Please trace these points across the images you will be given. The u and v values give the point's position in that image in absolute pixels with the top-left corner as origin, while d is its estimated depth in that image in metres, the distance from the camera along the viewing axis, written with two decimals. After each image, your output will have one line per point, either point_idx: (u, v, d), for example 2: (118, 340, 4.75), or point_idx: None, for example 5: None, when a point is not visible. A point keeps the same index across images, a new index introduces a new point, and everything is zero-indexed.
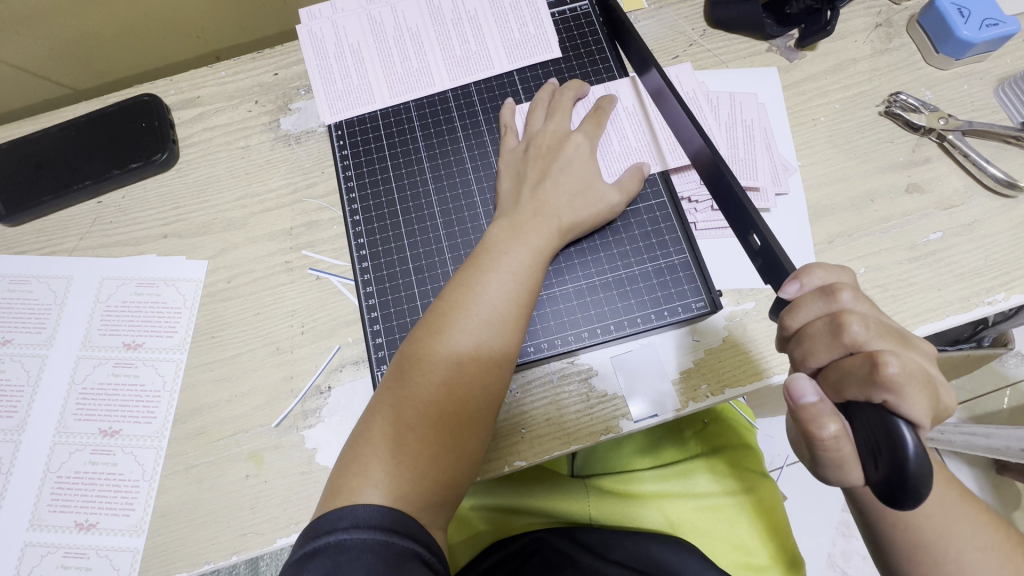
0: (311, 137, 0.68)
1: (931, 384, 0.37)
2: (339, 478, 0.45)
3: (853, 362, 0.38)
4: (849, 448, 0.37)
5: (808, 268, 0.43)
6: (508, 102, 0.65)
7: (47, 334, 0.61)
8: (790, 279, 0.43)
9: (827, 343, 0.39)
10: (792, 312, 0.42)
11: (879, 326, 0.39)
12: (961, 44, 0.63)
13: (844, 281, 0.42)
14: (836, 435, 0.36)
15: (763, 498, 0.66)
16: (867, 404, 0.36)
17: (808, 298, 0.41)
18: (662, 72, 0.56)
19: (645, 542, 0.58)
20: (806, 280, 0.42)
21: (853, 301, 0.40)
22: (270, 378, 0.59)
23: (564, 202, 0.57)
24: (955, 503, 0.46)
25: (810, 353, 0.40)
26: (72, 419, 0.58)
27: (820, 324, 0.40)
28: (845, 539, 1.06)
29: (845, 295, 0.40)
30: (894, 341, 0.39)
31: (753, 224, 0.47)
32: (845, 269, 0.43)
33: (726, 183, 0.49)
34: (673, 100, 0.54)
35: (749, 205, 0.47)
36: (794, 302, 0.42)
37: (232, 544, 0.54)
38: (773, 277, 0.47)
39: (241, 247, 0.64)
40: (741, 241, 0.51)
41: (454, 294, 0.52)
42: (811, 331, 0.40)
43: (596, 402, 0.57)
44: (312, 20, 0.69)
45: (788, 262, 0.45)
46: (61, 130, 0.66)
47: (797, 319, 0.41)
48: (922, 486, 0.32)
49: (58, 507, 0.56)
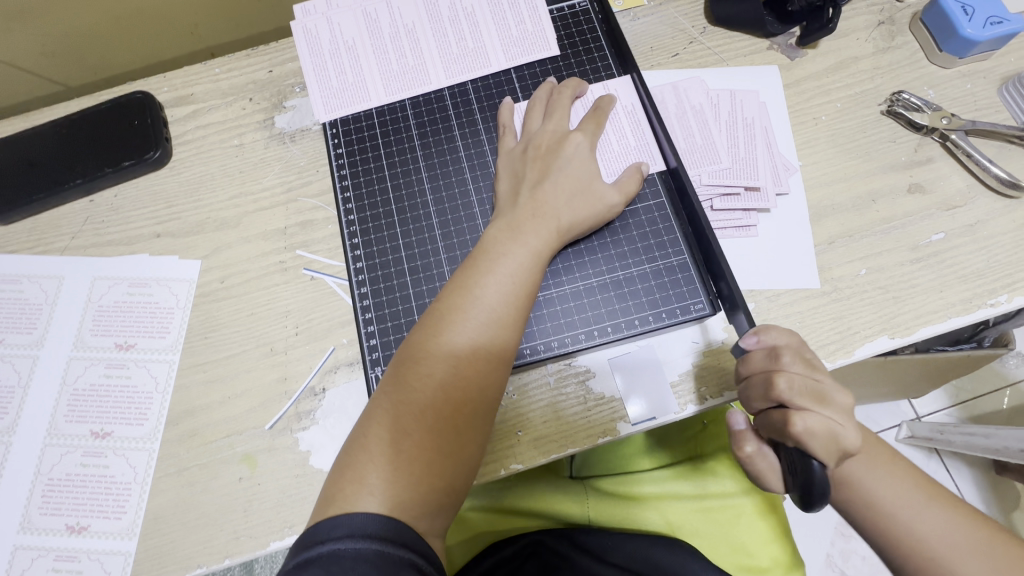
0: (305, 135, 0.67)
1: (843, 441, 0.42)
2: (334, 485, 0.45)
3: (774, 415, 0.44)
4: (767, 465, 0.46)
5: (765, 326, 0.47)
6: (506, 102, 0.64)
7: (38, 334, 0.60)
8: (749, 333, 0.47)
9: (762, 394, 0.45)
10: (743, 361, 0.47)
11: (807, 385, 0.43)
12: (964, 42, 0.62)
13: (794, 342, 0.47)
14: (752, 453, 0.47)
15: (765, 497, 0.65)
16: (783, 447, 0.43)
17: (755, 353, 0.46)
18: (642, 87, 0.63)
19: (645, 545, 0.57)
20: (762, 335, 0.47)
21: (792, 362, 0.44)
22: (264, 379, 0.58)
23: (562, 203, 0.56)
24: (925, 502, 0.47)
25: (750, 399, 0.46)
26: (63, 421, 0.57)
27: (760, 377, 0.45)
28: (844, 540, 1.06)
29: (785, 357, 0.44)
30: (818, 399, 0.43)
31: (722, 275, 0.56)
32: (791, 332, 0.47)
33: (688, 199, 0.58)
34: (655, 129, 0.61)
35: (719, 253, 0.55)
36: (747, 354, 0.47)
37: (225, 547, 0.54)
38: (734, 311, 0.55)
39: (235, 247, 0.63)
40: (706, 284, 0.59)
41: (451, 297, 0.51)
42: (753, 381, 0.46)
43: (594, 405, 0.56)
44: (307, 17, 0.68)
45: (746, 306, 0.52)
46: (53, 127, 0.65)
47: (747, 368, 0.47)
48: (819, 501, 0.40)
49: (50, 510, 0.55)
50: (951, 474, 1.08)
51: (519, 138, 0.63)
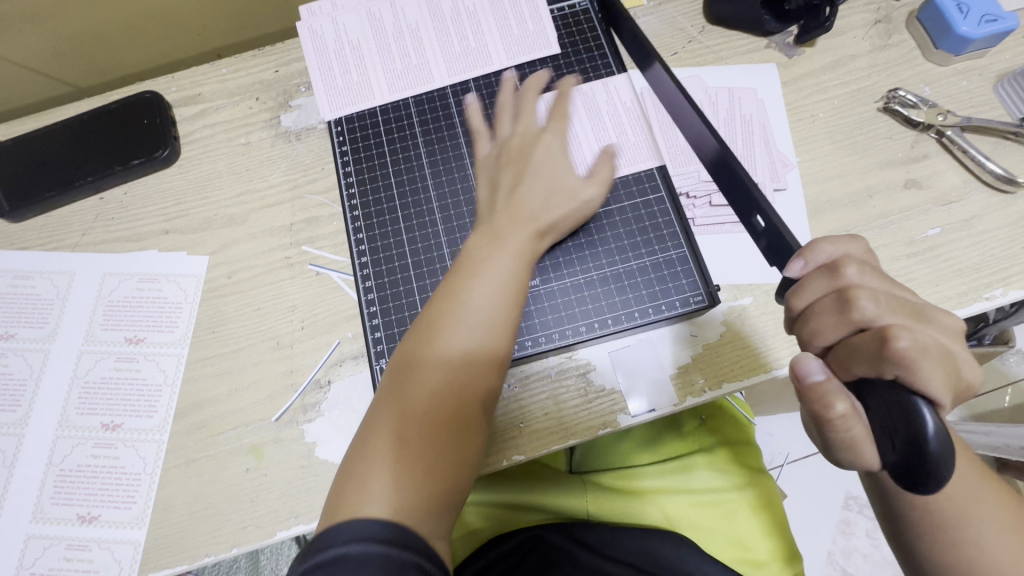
0: (311, 133, 0.68)
1: (943, 359, 0.37)
2: (338, 495, 0.46)
3: (863, 338, 0.38)
4: (859, 429, 0.36)
5: (813, 244, 0.43)
6: (471, 102, 0.66)
7: (50, 328, 0.62)
8: (795, 257, 0.43)
9: (835, 320, 0.39)
10: (798, 292, 0.42)
11: (889, 300, 0.39)
12: (959, 40, 0.63)
13: (851, 254, 0.42)
14: (845, 413, 0.36)
15: (762, 492, 0.67)
16: (879, 379, 0.36)
17: (812, 277, 0.41)
18: (666, 66, 0.55)
19: (644, 539, 0.58)
20: (811, 256, 0.42)
21: (859, 275, 0.40)
22: (271, 372, 0.59)
23: (539, 203, 0.57)
24: (970, 485, 0.46)
25: (818, 332, 0.40)
26: (75, 413, 0.59)
27: (826, 301, 0.40)
28: (845, 537, 1.06)
29: (849, 271, 0.40)
30: (906, 314, 0.38)
31: (756, 205, 0.48)
32: (854, 240, 0.43)
33: (731, 172, 0.49)
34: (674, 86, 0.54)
35: (753, 185, 0.47)
36: (800, 281, 0.42)
37: (232, 537, 0.55)
38: (779, 255, 0.47)
39: (242, 243, 0.64)
40: (744, 224, 0.51)
41: (440, 304, 0.52)
42: (819, 309, 0.40)
43: (594, 397, 0.57)
44: (312, 17, 0.69)
45: (795, 239, 0.45)
46: (64, 127, 0.66)
47: (804, 298, 0.42)
48: (942, 470, 0.31)
49: (61, 500, 0.56)
50: None
51: (492, 143, 0.64)
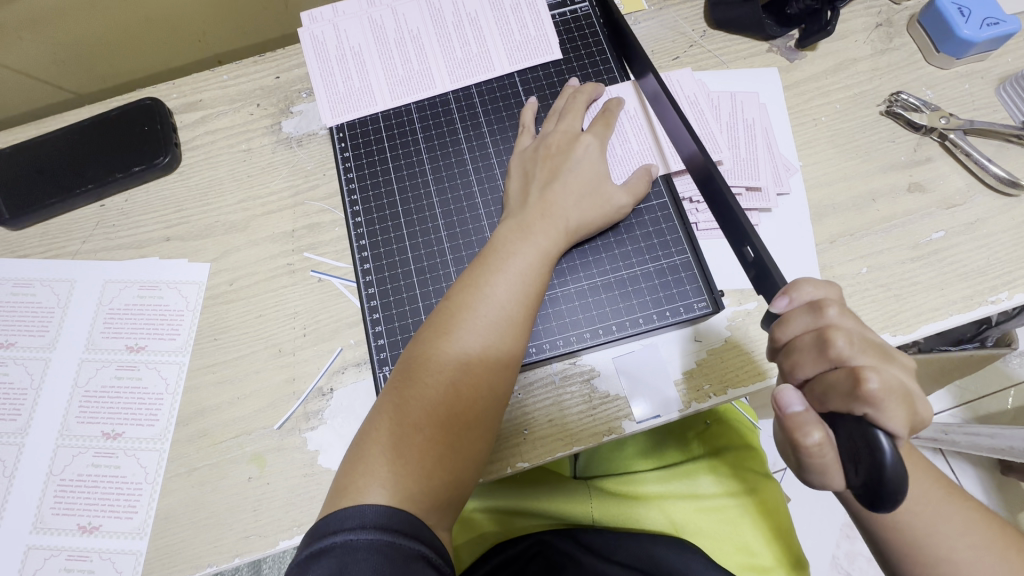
0: (312, 139, 0.68)
1: (914, 404, 0.37)
2: (346, 476, 0.45)
3: (836, 376, 0.38)
4: (832, 455, 0.37)
5: (798, 283, 0.43)
6: (532, 102, 0.66)
7: (51, 336, 0.61)
8: (779, 294, 0.44)
9: (814, 357, 0.39)
10: (782, 325, 0.42)
11: (864, 340, 0.39)
12: (961, 43, 0.63)
13: (834, 297, 0.42)
14: (820, 443, 0.37)
15: (766, 499, 0.65)
16: (847, 415, 0.37)
17: (796, 313, 0.42)
18: (659, 77, 0.59)
19: (649, 544, 0.57)
20: (795, 295, 0.43)
21: (840, 316, 0.40)
22: (272, 380, 0.59)
23: (571, 204, 0.57)
24: (939, 501, 0.47)
25: (797, 365, 0.40)
26: (75, 422, 0.58)
27: (807, 338, 0.40)
28: (849, 540, 1.06)
29: (832, 311, 0.40)
30: (878, 354, 0.38)
31: (746, 237, 0.50)
32: (832, 284, 0.43)
33: (714, 185, 0.52)
34: (667, 103, 0.57)
35: (741, 217, 0.50)
36: (783, 316, 0.42)
37: (234, 546, 0.54)
38: (765, 285, 0.49)
39: (243, 250, 0.64)
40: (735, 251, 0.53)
41: (462, 293, 0.52)
42: (799, 344, 0.41)
43: (599, 403, 0.57)
44: (313, 24, 0.69)
45: (780, 277, 0.47)
46: (64, 134, 0.66)
47: (787, 331, 0.42)
48: (899, 490, 0.33)
49: (62, 510, 0.55)
50: (956, 473, 1.08)
51: (535, 138, 0.64)
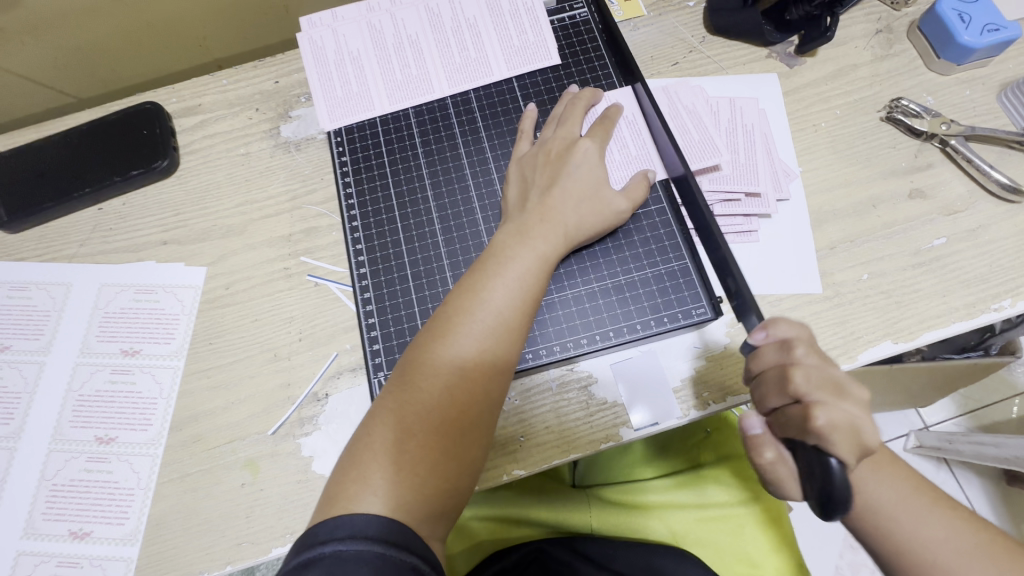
0: (310, 144, 0.68)
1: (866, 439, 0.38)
2: (338, 483, 0.45)
3: (793, 411, 0.40)
4: (786, 471, 0.43)
5: (774, 319, 0.44)
6: (529, 108, 0.65)
7: (46, 340, 0.61)
8: (757, 327, 0.44)
9: (776, 391, 0.41)
10: (754, 358, 0.43)
11: (823, 379, 0.40)
12: (962, 49, 0.63)
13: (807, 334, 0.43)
14: (773, 460, 0.43)
15: (769, 506, 0.64)
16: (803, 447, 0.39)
17: (766, 348, 0.43)
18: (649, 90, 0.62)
19: (646, 553, 0.56)
20: (771, 330, 0.43)
21: (806, 354, 0.41)
22: (267, 384, 0.58)
23: (570, 209, 0.57)
24: (928, 505, 0.46)
25: (763, 397, 0.42)
26: (69, 426, 0.58)
27: (773, 372, 0.42)
28: (853, 552, 1.04)
29: (798, 348, 0.41)
30: (837, 392, 0.39)
31: (728, 270, 0.52)
32: (803, 325, 0.44)
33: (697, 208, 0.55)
34: (659, 120, 0.60)
35: (723, 248, 0.52)
36: (756, 348, 0.43)
37: (226, 554, 0.54)
38: (745, 318, 0.51)
39: (240, 254, 0.63)
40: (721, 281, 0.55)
41: (459, 298, 0.51)
42: (766, 377, 0.42)
43: (596, 410, 0.56)
44: (313, 28, 0.69)
45: (757, 308, 0.48)
46: (63, 137, 0.66)
47: (757, 364, 0.43)
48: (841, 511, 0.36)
49: (53, 515, 0.55)
50: (961, 484, 1.07)
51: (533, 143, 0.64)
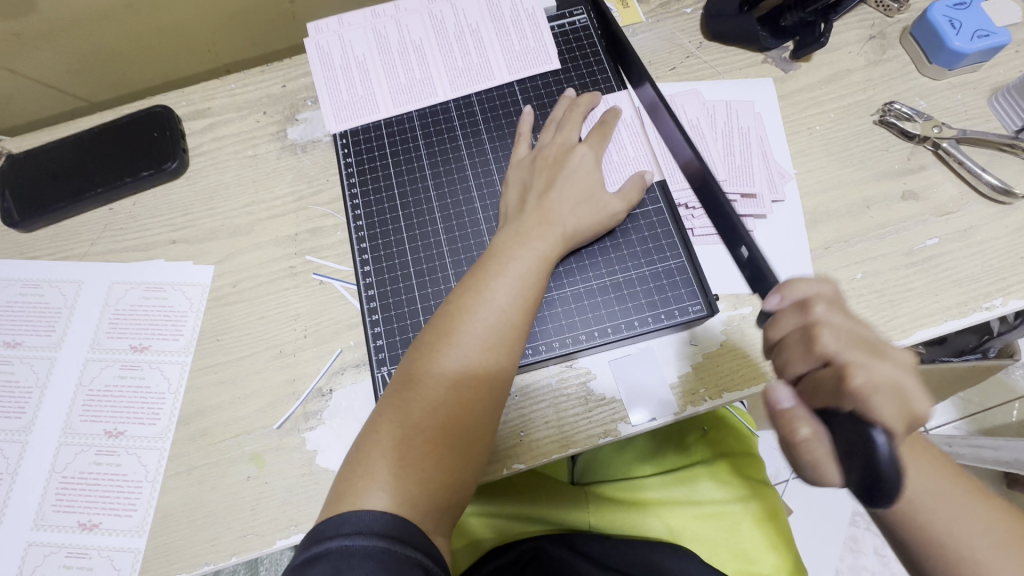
0: (316, 146, 0.69)
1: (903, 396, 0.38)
2: (345, 479, 0.46)
3: (825, 372, 0.39)
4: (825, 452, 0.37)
5: (790, 281, 0.45)
6: (527, 112, 0.67)
7: (57, 336, 0.62)
8: (773, 292, 0.45)
9: (802, 354, 0.41)
10: (774, 323, 0.44)
11: (852, 335, 0.40)
12: (953, 54, 0.64)
13: (827, 291, 0.44)
14: (808, 438, 0.37)
15: (765, 505, 0.65)
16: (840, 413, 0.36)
17: (786, 312, 0.43)
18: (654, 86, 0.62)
19: (645, 550, 0.57)
20: (787, 293, 0.44)
21: (829, 313, 0.41)
22: (272, 380, 0.60)
23: (568, 210, 0.58)
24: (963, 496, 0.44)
25: (788, 362, 0.42)
26: (79, 420, 0.59)
27: (795, 334, 0.42)
28: (853, 554, 1.04)
29: (819, 308, 0.42)
30: (867, 351, 0.40)
31: (740, 238, 0.55)
32: (828, 280, 0.44)
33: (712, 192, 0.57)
34: (666, 117, 0.61)
35: (734, 220, 0.55)
36: (775, 314, 0.44)
37: (232, 545, 0.55)
38: (760, 284, 0.54)
39: (247, 253, 0.65)
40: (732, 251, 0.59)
41: (462, 298, 0.53)
42: (788, 341, 0.42)
43: (595, 406, 0.58)
44: (319, 34, 0.71)
45: (773, 273, 0.52)
46: (76, 139, 0.68)
47: (778, 329, 0.44)
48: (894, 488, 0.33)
49: (63, 507, 0.56)
50: None
51: (533, 147, 0.65)
